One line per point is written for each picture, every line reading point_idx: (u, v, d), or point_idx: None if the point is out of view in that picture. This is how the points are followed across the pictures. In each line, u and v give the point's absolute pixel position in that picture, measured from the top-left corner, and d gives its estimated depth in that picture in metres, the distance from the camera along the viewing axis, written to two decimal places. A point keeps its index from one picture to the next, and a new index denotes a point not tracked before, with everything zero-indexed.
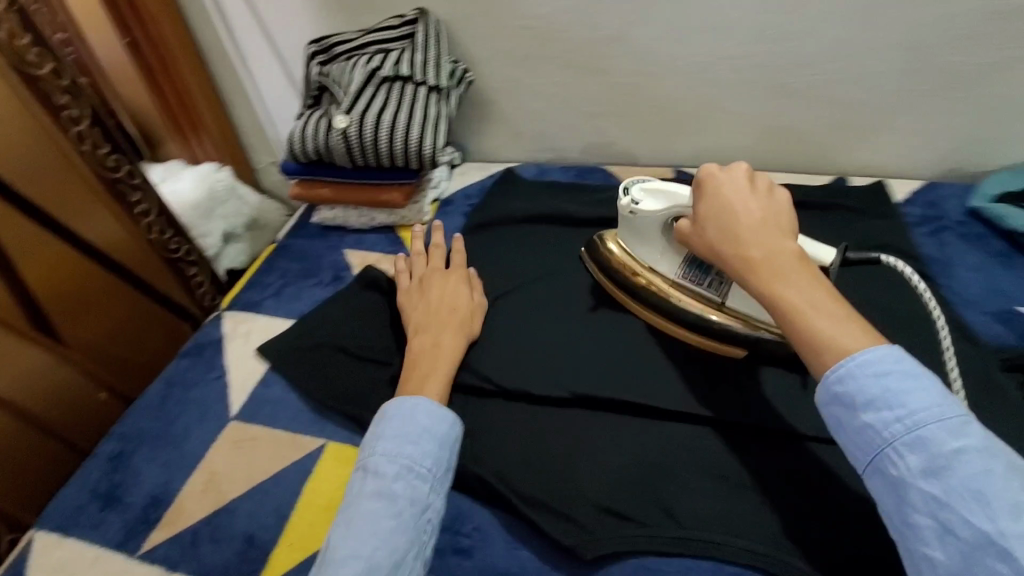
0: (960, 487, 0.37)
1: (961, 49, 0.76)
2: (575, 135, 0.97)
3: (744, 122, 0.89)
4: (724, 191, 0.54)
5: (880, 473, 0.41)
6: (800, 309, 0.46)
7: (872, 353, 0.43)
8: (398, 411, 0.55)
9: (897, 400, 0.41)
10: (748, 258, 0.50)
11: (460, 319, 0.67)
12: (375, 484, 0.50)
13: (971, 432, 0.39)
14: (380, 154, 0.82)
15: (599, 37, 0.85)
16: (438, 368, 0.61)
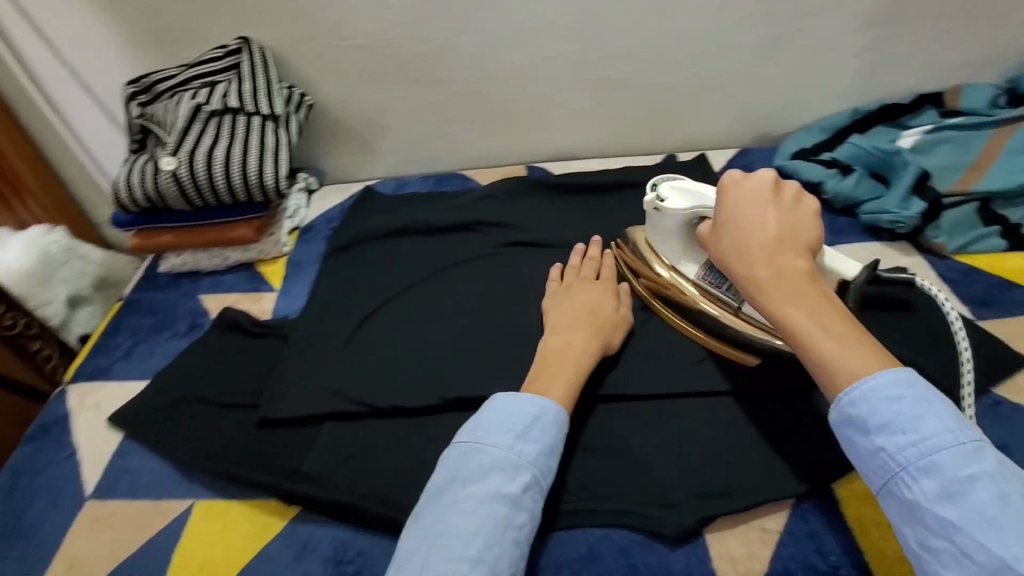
0: (975, 513, 0.42)
1: (744, 27, 0.87)
2: (428, 145, 0.99)
3: (578, 111, 0.96)
4: (741, 205, 0.57)
5: (895, 495, 0.45)
6: (810, 331, 0.50)
7: (884, 380, 0.47)
8: (530, 415, 0.54)
9: (911, 428, 0.45)
10: (763, 275, 0.54)
11: (603, 329, 0.66)
12: (499, 487, 0.50)
13: (984, 459, 0.44)
14: (219, 190, 0.78)
15: (429, 48, 0.88)
16: (568, 370, 0.60)
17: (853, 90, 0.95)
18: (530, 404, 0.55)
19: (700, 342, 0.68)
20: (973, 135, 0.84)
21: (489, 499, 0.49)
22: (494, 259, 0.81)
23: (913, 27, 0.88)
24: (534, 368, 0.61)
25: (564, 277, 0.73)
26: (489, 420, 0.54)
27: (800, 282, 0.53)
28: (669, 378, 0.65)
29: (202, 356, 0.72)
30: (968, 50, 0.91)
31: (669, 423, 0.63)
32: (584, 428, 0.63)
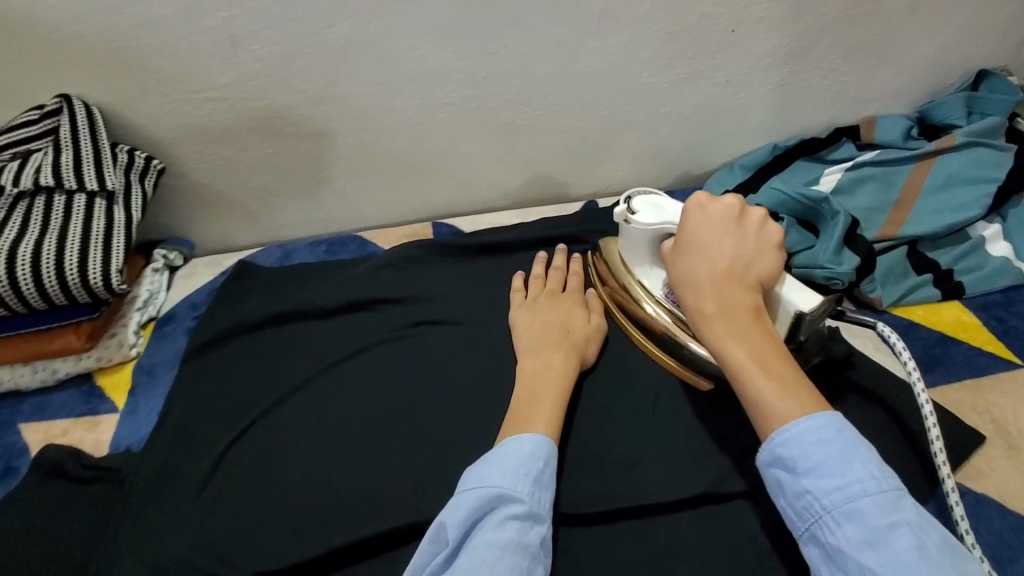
0: (894, 561, 0.40)
1: (655, 67, 0.80)
2: (317, 206, 0.86)
3: (485, 161, 0.85)
4: (700, 232, 0.56)
5: (817, 539, 0.44)
6: (747, 367, 0.49)
7: (811, 421, 0.46)
8: (535, 457, 0.52)
9: (835, 472, 0.44)
10: (710, 302, 0.52)
11: (579, 342, 0.66)
12: (516, 535, 0.47)
13: (905, 507, 0.43)
14: (29, 297, 0.63)
15: (302, 100, 0.75)
16: (553, 395, 0.59)
17: (770, 126, 0.91)
18: (531, 444, 0.53)
19: (664, 364, 0.67)
20: (896, 170, 0.80)
21: (510, 548, 0.45)
22: (393, 348, 0.70)
23: (825, 61, 0.85)
24: (517, 397, 0.60)
25: (531, 289, 0.73)
26: (493, 465, 0.51)
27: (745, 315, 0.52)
28: (590, 497, 0.58)
29: (15, 517, 0.56)
30: (878, 82, 0.88)
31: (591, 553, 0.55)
32: None
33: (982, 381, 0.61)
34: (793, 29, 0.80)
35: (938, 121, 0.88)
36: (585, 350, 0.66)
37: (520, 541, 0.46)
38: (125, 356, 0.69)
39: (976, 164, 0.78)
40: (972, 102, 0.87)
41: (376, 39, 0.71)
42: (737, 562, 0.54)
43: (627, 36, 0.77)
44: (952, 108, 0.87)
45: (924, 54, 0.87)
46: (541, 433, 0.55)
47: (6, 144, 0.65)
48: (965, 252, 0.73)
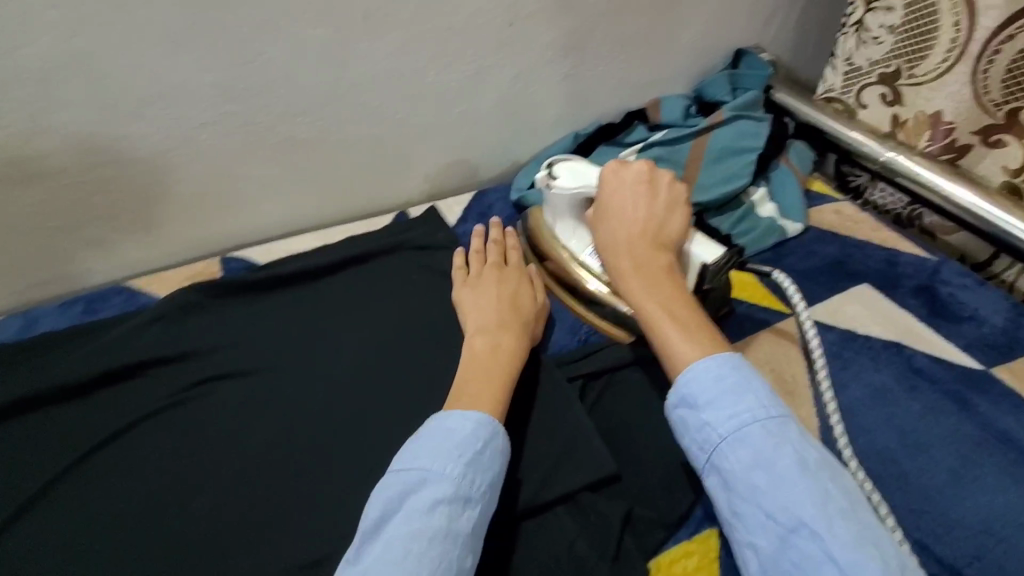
0: (780, 479, 0.45)
1: (438, 66, 0.77)
2: (68, 258, 0.71)
3: (271, 183, 0.77)
4: (616, 195, 0.62)
5: (716, 468, 0.49)
6: (659, 322, 0.55)
7: (708, 366, 0.50)
8: (480, 436, 0.49)
9: (729, 404, 0.49)
10: (624, 266, 0.59)
11: (526, 315, 0.63)
12: (449, 522, 0.44)
13: (789, 429, 0.48)
14: None
15: (4, 137, 0.61)
16: (501, 372, 0.56)
17: (568, 116, 0.93)
18: (474, 422, 0.50)
19: (598, 328, 0.66)
20: (678, 148, 0.85)
21: (439, 538, 0.43)
22: (174, 416, 0.60)
23: (607, 50, 0.88)
24: (461, 369, 0.56)
25: (470, 265, 0.70)
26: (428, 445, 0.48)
27: (655, 273, 0.58)
28: None
29: None
30: (658, 67, 0.94)
31: None
32: None
33: (761, 337, 0.66)
34: (569, 21, 0.82)
35: (709, 98, 0.96)
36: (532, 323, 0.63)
37: (453, 530, 0.44)
38: None
39: (742, 133, 0.86)
40: (733, 79, 0.96)
41: (93, 55, 0.60)
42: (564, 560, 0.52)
43: (401, 36, 0.72)
44: (717, 85, 0.96)
45: (691, 38, 0.94)
46: (486, 411, 0.51)
47: None
48: (743, 217, 0.80)
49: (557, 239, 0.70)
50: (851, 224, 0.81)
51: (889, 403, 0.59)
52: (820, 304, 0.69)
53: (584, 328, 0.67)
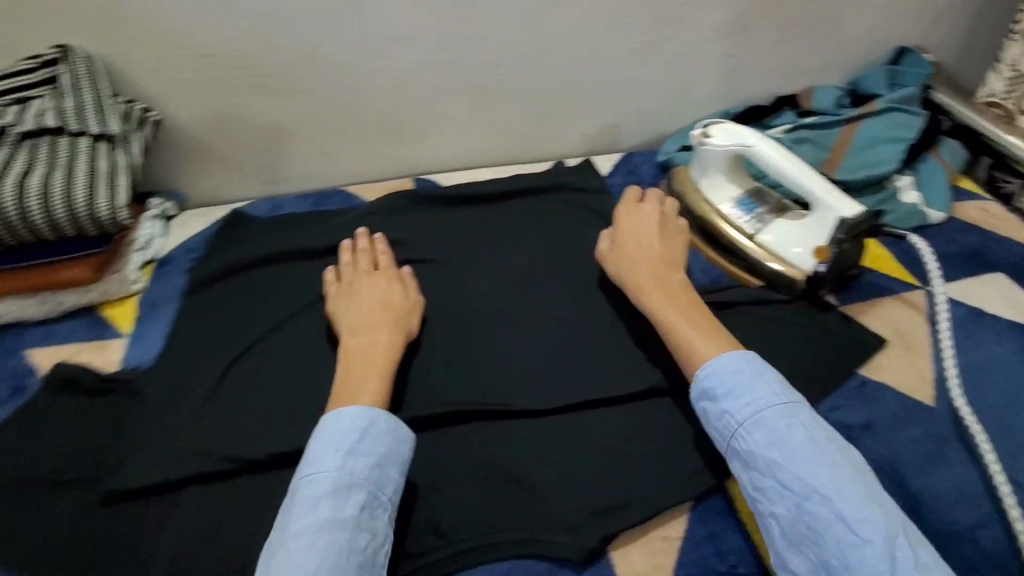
0: (794, 453, 0.49)
1: (618, 36, 0.89)
2: (305, 162, 0.92)
3: (461, 122, 0.93)
4: (629, 230, 0.68)
5: (735, 449, 0.52)
6: (684, 330, 0.59)
7: (725, 370, 0.55)
8: (363, 429, 0.51)
9: (746, 393, 0.53)
10: (646, 286, 0.63)
11: (401, 313, 0.63)
12: (336, 510, 0.46)
13: (800, 413, 0.52)
14: (39, 227, 0.66)
15: (291, 57, 0.80)
16: (378, 367, 0.56)
17: (720, 95, 1.00)
18: (354, 413, 0.51)
19: (732, 274, 0.74)
20: (828, 132, 0.91)
21: (323, 529, 0.45)
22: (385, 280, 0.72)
23: (768, 36, 0.95)
24: (339, 371, 0.57)
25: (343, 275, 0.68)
26: (315, 444, 0.50)
27: (677, 292, 0.63)
28: (568, 389, 0.60)
29: (28, 426, 0.59)
30: (813, 57, 1.00)
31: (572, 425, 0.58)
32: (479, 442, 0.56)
33: (891, 300, 0.71)
34: (738, 5, 0.90)
35: (863, 92, 1.00)
36: (408, 321, 0.62)
37: (342, 516, 0.46)
38: (66, 305, 0.71)
39: (895, 123, 0.89)
40: (891, 75, 0.99)
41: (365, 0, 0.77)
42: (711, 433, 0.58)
43: (593, 6, 0.85)
44: (873, 80, 1.00)
45: (853, 32, 0.98)
46: (365, 402, 0.53)
47: (5, 90, 0.69)
48: (885, 201, 0.84)
49: (700, 190, 0.77)
50: (997, 221, 0.83)
51: (1009, 372, 0.64)
52: (952, 283, 0.73)
53: (717, 271, 0.75)
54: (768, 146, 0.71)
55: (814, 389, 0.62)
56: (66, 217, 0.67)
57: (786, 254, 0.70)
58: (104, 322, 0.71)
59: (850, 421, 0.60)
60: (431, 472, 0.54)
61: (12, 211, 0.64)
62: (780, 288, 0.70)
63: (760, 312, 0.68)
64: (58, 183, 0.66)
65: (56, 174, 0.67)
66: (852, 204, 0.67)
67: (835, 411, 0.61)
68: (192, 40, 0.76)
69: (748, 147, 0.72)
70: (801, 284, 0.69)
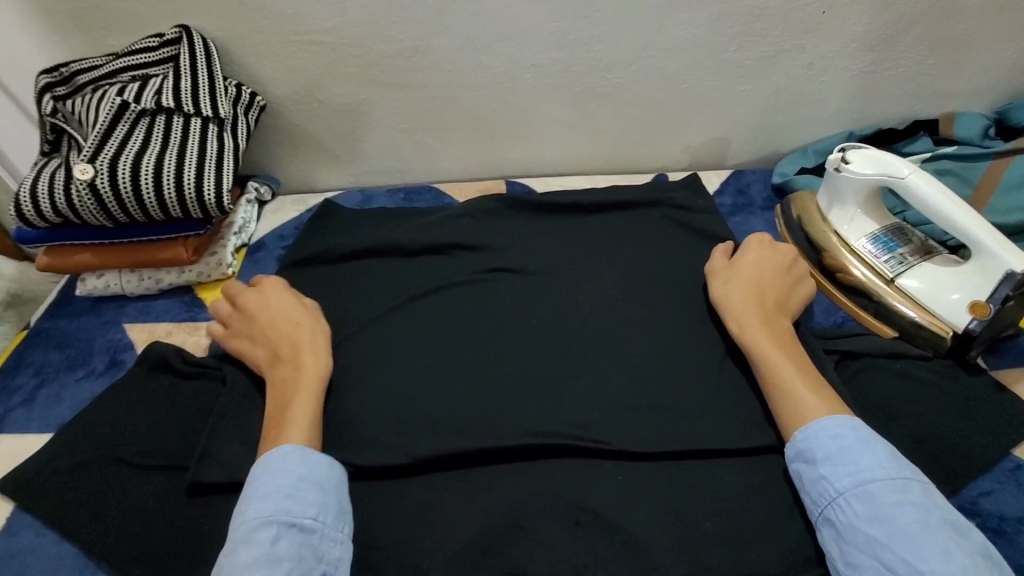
0: (900, 533, 0.42)
1: (741, 45, 0.81)
2: (397, 155, 0.90)
3: (560, 126, 0.88)
4: (751, 258, 0.62)
5: (831, 520, 0.46)
6: (790, 378, 0.53)
7: (822, 423, 0.49)
8: (268, 465, 0.48)
9: (848, 460, 0.46)
10: (746, 310, 0.58)
11: (304, 328, 0.58)
12: (251, 552, 0.42)
13: (912, 490, 0.44)
14: (149, 206, 0.66)
15: (397, 50, 0.78)
16: (301, 395, 0.53)
17: (846, 114, 0.91)
18: (269, 454, 0.49)
19: (858, 318, 0.66)
20: (970, 167, 0.82)
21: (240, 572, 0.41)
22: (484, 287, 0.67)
23: (911, 52, 0.85)
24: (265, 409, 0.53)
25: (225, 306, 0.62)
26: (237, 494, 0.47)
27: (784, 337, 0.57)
28: (674, 435, 0.54)
29: (121, 404, 0.59)
30: (961, 79, 0.89)
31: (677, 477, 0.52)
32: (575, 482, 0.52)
33: None
34: (883, 17, 0.81)
35: (1014, 123, 0.88)
36: (314, 331, 0.58)
37: (258, 556, 0.42)
38: (164, 284, 0.71)
39: None
40: None
41: None
42: None
43: (718, 11, 0.78)
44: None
45: (1014, 53, 0.86)
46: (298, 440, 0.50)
47: (129, 68, 0.71)
48: None
49: (830, 221, 0.70)
50: None
51: None
52: None
53: (839, 313, 0.67)
54: (923, 179, 0.62)
55: (962, 467, 0.54)
56: (175, 199, 0.67)
57: (932, 305, 0.61)
58: (198, 303, 0.72)
59: (1002, 511, 0.52)
60: (519, 507, 0.50)
61: (127, 187, 0.65)
62: (921, 343, 0.62)
63: (894, 367, 0.60)
64: (170, 163, 0.67)
65: (171, 153, 0.67)
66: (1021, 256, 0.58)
67: (984, 497, 0.52)
68: (302, 27, 0.75)
69: (899, 176, 0.63)
70: (949, 342, 0.60)
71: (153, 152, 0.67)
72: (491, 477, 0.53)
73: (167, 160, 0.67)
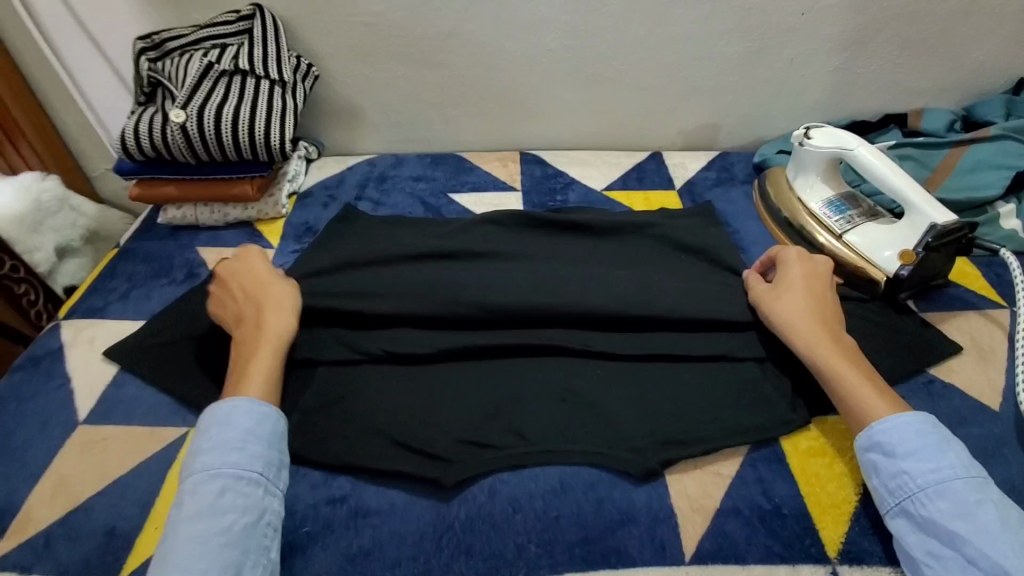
0: (983, 529, 0.45)
1: (731, 39, 0.94)
2: (427, 125, 1.03)
3: (570, 106, 1.01)
4: (794, 277, 0.65)
5: (909, 512, 0.49)
6: (856, 382, 0.56)
7: (906, 416, 0.53)
8: (216, 419, 0.53)
9: (930, 457, 0.50)
10: (812, 317, 0.61)
11: (270, 294, 0.65)
12: (197, 502, 0.48)
13: (988, 490, 0.48)
14: (226, 147, 0.81)
15: (434, 32, 0.92)
16: (262, 353, 0.59)
17: (824, 105, 1.03)
18: (223, 406, 0.54)
19: None
20: (930, 153, 0.93)
21: (195, 516, 0.47)
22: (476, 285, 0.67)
23: (883, 51, 0.97)
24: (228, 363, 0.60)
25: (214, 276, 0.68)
26: (195, 444, 0.52)
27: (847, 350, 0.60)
28: (643, 341, 0.66)
29: (198, 301, 0.73)
30: (929, 78, 1.00)
31: (646, 373, 0.64)
32: (562, 372, 0.64)
33: (972, 313, 0.73)
34: (855, 20, 0.93)
35: (976, 117, 0.99)
36: (267, 299, 0.64)
37: (209, 505, 0.48)
38: (229, 217, 0.86)
39: (1003, 150, 0.90)
40: (1010, 104, 0.97)
41: None
42: (777, 400, 0.62)
43: (711, 10, 0.91)
44: (990, 106, 0.99)
45: (973, 56, 0.98)
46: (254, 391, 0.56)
47: (212, 36, 0.85)
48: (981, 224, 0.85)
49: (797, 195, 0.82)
50: None
51: None
52: None
53: None
54: (869, 151, 0.74)
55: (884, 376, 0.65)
56: (246, 143, 0.81)
57: (873, 256, 0.73)
58: (256, 233, 0.86)
59: None
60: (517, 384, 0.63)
61: (208, 132, 0.79)
62: (863, 291, 0.73)
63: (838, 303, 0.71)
64: (244, 114, 0.81)
65: (244, 106, 0.82)
66: (946, 212, 0.69)
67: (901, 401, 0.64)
68: (358, 11, 0.89)
69: (849, 149, 0.75)
70: (882, 285, 0.71)
71: (230, 105, 0.81)
72: (495, 365, 0.65)
73: (241, 110, 0.81)
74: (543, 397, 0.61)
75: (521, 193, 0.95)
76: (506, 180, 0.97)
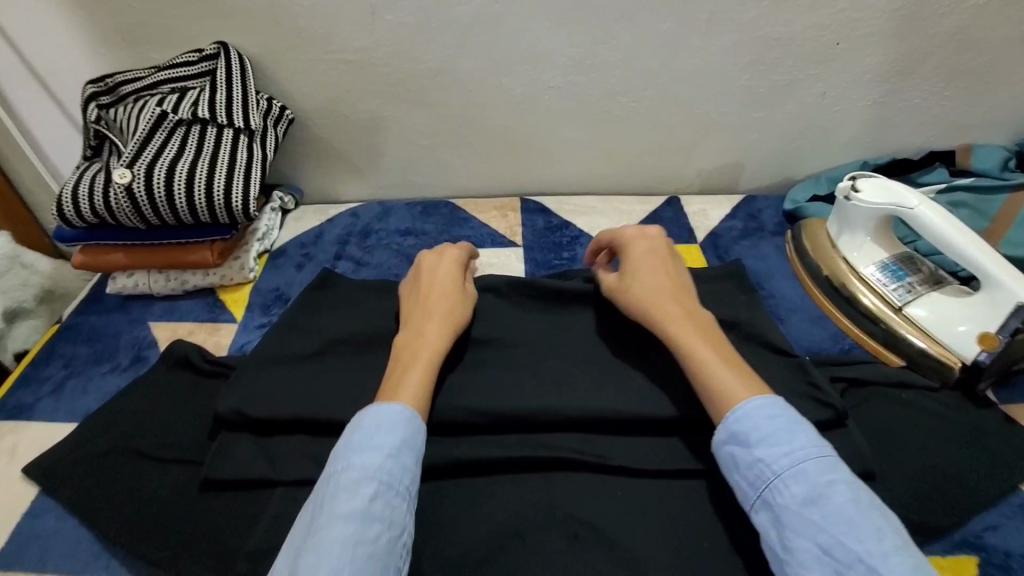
0: (833, 513, 0.40)
1: (757, 73, 0.83)
2: (416, 170, 0.92)
3: (576, 146, 0.90)
4: (633, 258, 0.61)
5: (768, 504, 0.43)
6: (715, 367, 0.49)
7: (763, 398, 0.46)
8: (377, 419, 0.47)
9: (782, 440, 0.44)
10: (660, 299, 0.56)
11: (442, 303, 0.59)
12: (349, 503, 0.43)
13: (840, 468, 0.43)
14: (179, 209, 0.70)
15: (420, 70, 0.81)
16: (420, 360, 0.53)
17: (861, 143, 0.92)
18: (387, 410, 0.48)
19: (863, 344, 0.66)
20: (988, 199, 0.81)
21: (344, 518, 0.42)
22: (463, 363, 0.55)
23: (928, 83, 0.85)
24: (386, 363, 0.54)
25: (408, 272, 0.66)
26: (352, 441, 0.47)
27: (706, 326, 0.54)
28: (673, 453, 0.55)
29: (141, 399, 0.61)
30: (980, 111, 0.89)
31: (677, 497, 0.52)
32: (574, 496, 0.52)
33: None
34: (898, 49, 0.82)
35: None
36: (437, 300, 0.59)
37: (356, 510, 0.42)
38: (187, 285, 0.75)
39: None
40: None
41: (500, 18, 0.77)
42: None
43: (733, 40, 0.80)
44: None
45: None
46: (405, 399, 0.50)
47: (168, 80, 0.75)
48: None
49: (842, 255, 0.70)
50: None
51: None
52: None
53: (847, 340, 0.67)
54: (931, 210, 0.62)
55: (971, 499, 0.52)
56: (202, 203, 0.70)
57: (944, 338, 0.61)
58: (219, 304, 0.74)
59: (1008, 547, 0.51)
60: (518, 516, 0.51)
61: (157, 192, 0.69)
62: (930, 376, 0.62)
63: (906, 399, 0.59)
64: (201, 170, 0.70)
65: (202, 161, 0.71)
66: None
67: (991, 532, 0.52)
68: (334, 47, 0.79)
69: (907, 206, 0.64)
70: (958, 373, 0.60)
71: (185, 160, 0.71)
72: (493, 486, 0.53)
73: (198, 165, 0.71)
74: (550, 532, 0.50)
75: (522, 250, 0.84)
76: (505, 234, 0.86)
